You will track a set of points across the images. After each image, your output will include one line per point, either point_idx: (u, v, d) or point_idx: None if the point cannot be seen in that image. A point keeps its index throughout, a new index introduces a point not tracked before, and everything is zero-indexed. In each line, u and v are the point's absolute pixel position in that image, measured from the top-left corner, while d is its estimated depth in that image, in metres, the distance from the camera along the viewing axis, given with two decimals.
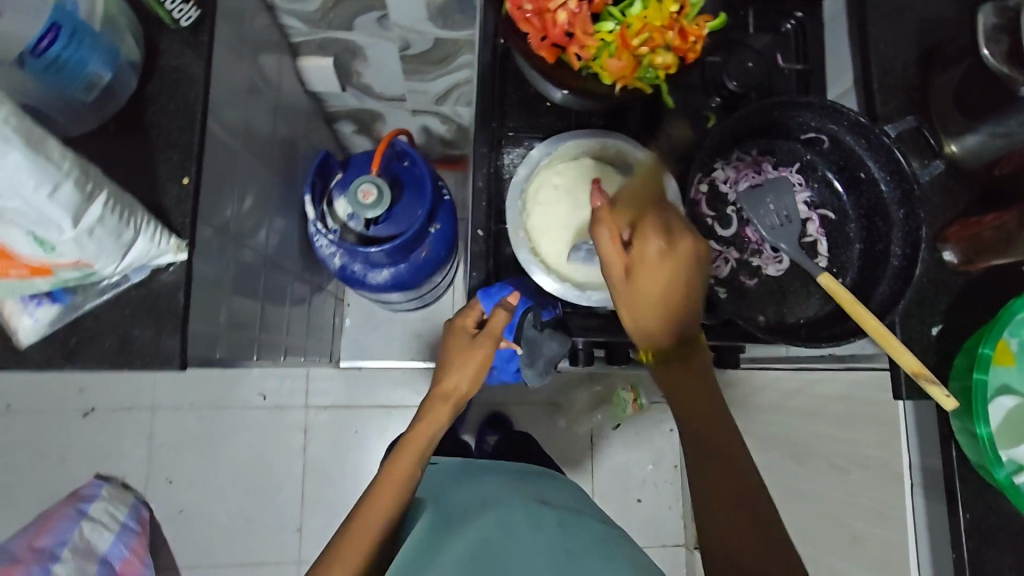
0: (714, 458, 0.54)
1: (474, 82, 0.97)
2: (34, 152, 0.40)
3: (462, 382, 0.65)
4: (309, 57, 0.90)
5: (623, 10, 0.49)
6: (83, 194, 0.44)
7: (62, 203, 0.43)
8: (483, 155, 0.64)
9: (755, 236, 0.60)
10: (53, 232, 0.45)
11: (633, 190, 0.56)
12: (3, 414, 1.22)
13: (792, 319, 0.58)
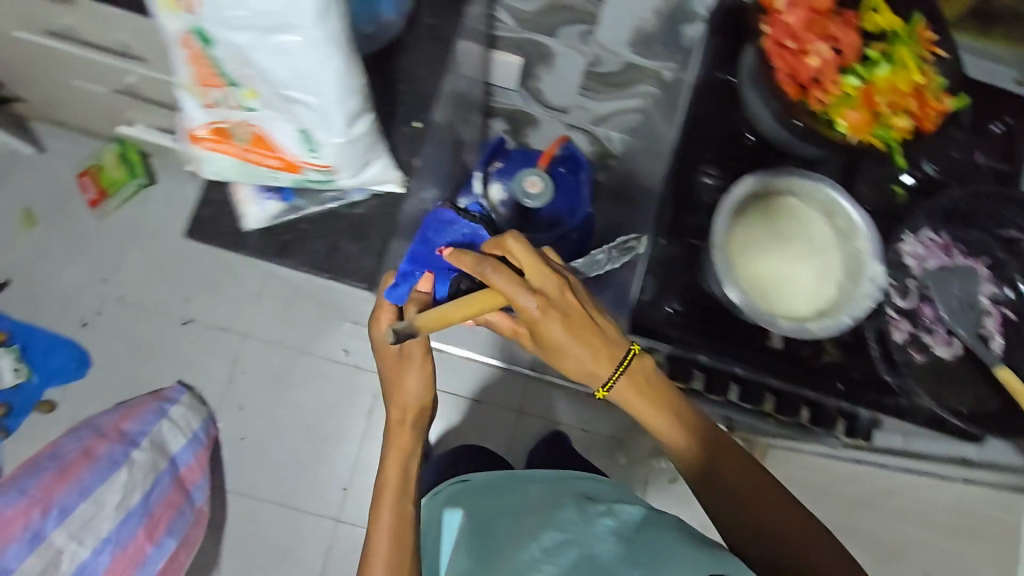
0: (729, 493, 0.63)
1: (641, 112, 1.02)
2: (348, 62, 0.45)
3: (416, 392, 0.82)
4: (501, 51, 0.95)
5: (870, 70, 0.53)
6: (361, 108, 0.49)
7: (346, 112, 0.48)
8: (678, 171, 0.64)
9: (932, 314, 0.60)
10: (324, 136, 0.50)
11: (515, 256, 0.56)
12: (114, 302, 1.30)
13: (953, 403, 0.58)
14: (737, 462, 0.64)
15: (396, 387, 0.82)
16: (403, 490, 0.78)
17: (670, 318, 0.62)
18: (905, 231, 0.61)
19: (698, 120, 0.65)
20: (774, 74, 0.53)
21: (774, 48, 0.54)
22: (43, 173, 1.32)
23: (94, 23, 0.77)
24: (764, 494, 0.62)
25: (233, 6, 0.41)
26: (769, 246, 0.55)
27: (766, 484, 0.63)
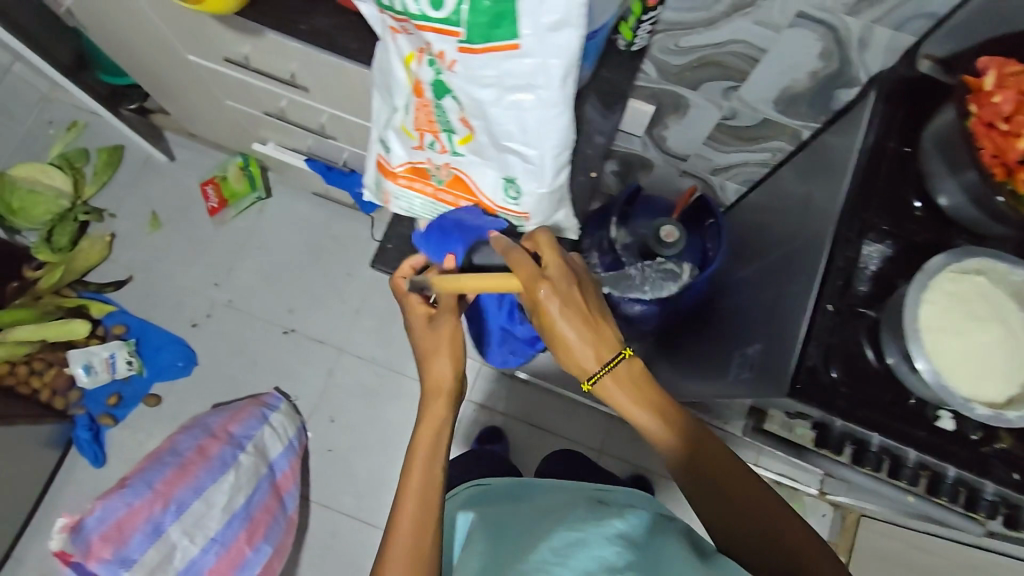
0: (718, 501, 0.59)
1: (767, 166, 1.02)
2: (571, 121, 0.47)
3: (443, 368, 0.68)
4: (635, 100, 0.96)
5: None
6: (568, 162, 0.51)
7: (557, 165, 0.50)
8: (843, 241, 0.64)
9: None
10: (529, 185, 0.52)
11: (547, 253, 0.57)
12: (223, 307, 1.37)
13: None
14: (741, 473, 0.59)
15: (425, 360, 0.69)
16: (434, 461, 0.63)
17: (834, 387, 0.61)
18: None
19: (865, 189, 0.65)
20: (982, 152, 0.56)
21: (985, 128, 0.57)
22: (172, 181, 1.43)
23: (271, 54, 0.82)
24: (767, 509, 0.57)
25: (486, 67, 0.43)
26: (969, 331, 0.54)
27: (767, 494, 0.58)
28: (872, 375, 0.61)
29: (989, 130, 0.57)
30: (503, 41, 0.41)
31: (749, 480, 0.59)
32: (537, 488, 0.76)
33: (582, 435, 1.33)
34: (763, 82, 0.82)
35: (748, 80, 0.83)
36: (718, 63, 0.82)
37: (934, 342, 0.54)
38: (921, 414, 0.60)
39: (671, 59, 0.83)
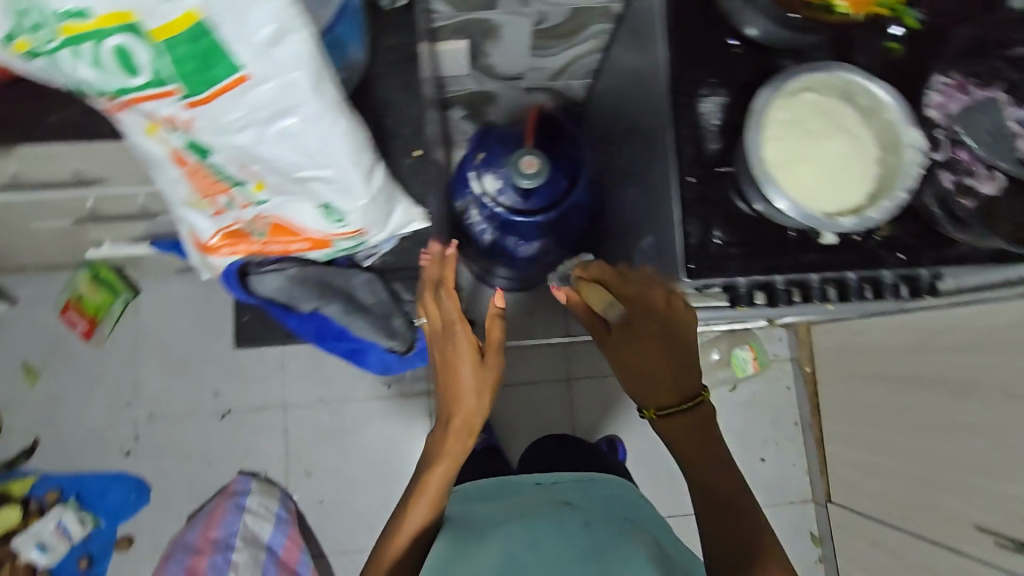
0: (708, 497, 0.68)
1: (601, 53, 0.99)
2: (351, 119, 0.43)
3: (470, 400, 0.72)
4: (445, 42, 0.92)
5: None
6: (374, 160, 0.47)
7: (362, 172, 0.45)
8: (681, 108, 0.63)
9: (969, 157, 0.60)
10: (347, 202, 0.47)
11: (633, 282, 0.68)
12: (148, 421, 1.28)
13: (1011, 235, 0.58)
14: (732, 480, 0.68)
15: (453, 393, 0.72)
16: (441, 497, 0.74)
17: (726, 252, 0.61)
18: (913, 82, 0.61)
19: (681, 48, 0.64)
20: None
21: None
22: (27, 324, 1.29)
23: (37, 163, 0.72)
24: (750, 525, 0.65)
25: (230, 109, 0.40)
26: (810, 145, 0.55)
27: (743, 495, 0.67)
28: (751, 223, 0.62)
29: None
30: (229, 76, 0.38)
31: (737, 488, 0.68)
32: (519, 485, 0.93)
33: (547, 376, 1.34)
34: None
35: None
36: None
37: (785, 177, 0.54)
38: (809, 236, 0.61)
39: None
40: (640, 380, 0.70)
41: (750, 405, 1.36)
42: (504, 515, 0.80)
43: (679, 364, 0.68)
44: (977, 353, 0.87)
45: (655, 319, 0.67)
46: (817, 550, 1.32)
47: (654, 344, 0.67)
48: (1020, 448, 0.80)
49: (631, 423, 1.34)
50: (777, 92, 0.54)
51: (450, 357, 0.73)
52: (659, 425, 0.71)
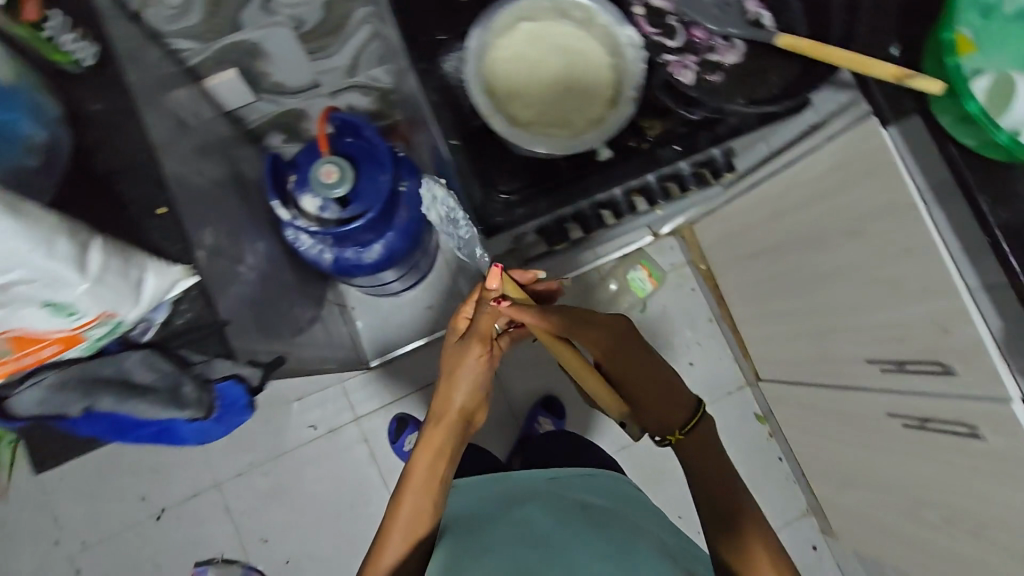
0: (711, 494, 0.69)
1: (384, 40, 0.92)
2: (14, 214, 0.39)
3: (473, 389, 0.74)
4: (212, 76, 0.87)
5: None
6: (76, 241, 0.43)
7: (64, 258, 0.42)
8: (426, 76, 0.62)
9: (702, 34, 0.64)
10: (66, 292, 0.44)
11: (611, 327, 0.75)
12: (82, 551, 1.22)
13: (767, 90, 0.61)
14: (733, 481, 0.70)
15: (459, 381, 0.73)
16: (433, 484, 0.69)
17: (512, 201, 0.61)
18: None
19: (408, 16, 0.63)
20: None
21: None
22: None
23: None
24: (750, 522, 0.66)
25: None
26: (529, 78, 0.64)
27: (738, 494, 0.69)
28: (529, 165, 0.62)
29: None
30: None
31: (741, 490, 0.69)
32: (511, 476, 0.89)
33: None
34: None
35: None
36: None
37: (518, 110, 0.63)
38: (586, 156, 0.62)
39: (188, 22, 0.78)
40: (648, 407, 0.73)
41: (663, 319, 1.40)
42: (506, 508, 0.78)
43: (678, 395, 0.74)
44: (815, 205, 0.90)
45: (631, 342, 0.75)
46: (764, 429, 1.38)
47: (642, 364, 0.74)
48: (871, 278, 0.85)
49: (559, 377, 1.35)
50: (488, 36, 0.63)
51: (460, 350, 0.74)
52: (682, 449, 0.72)
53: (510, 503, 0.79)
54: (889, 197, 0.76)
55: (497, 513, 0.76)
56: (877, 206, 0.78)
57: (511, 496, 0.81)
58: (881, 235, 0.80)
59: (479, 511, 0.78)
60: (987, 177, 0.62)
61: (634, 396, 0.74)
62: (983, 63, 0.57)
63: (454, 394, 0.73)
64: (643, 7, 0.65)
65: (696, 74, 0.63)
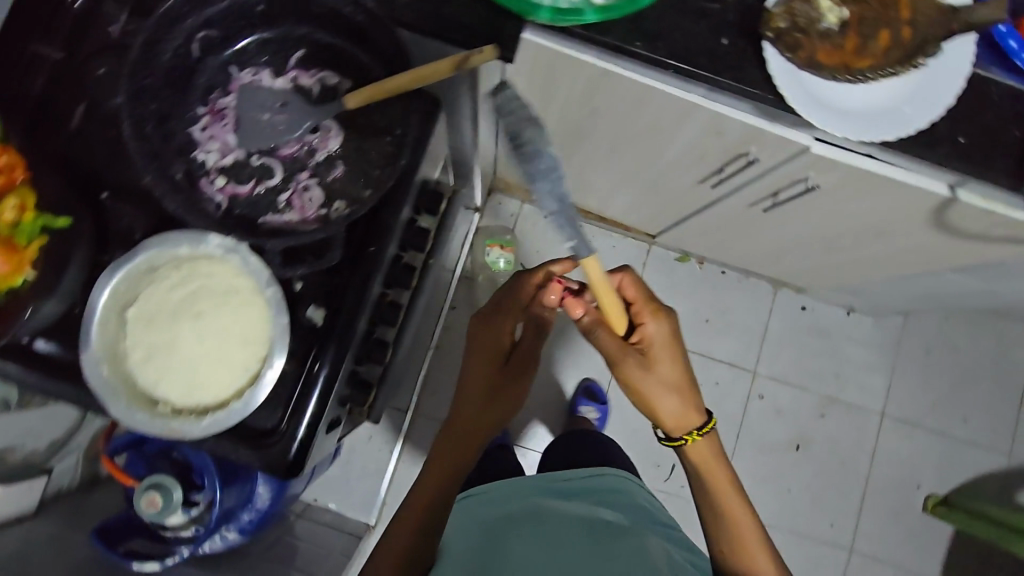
0: (713, 495, 0.84)
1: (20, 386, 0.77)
2: None
3: (505, 397, 0.85)
4: None
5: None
6: None
7: None
8: None
9: (293, 147, 0.54)
10: None
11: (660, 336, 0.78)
12: None
13: (389, 142, 0.55)
14: (733, 500, 0.83)
15: (488, 383, 0.84)
16: (442, 494, 0.82)
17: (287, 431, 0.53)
18: (181, 157, 0.52)
19: None
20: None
21: None
22: None
23: None
24: (742, 533, 0.82)
25: None
26: (177, 358, 0.47)
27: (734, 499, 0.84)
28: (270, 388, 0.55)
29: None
30: None
31: (734, 504, 0.83)
32: (535, 480, 0.95)
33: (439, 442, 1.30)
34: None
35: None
36: None
37: (213, 390, 0.46)
38: (297, 328, 0.54)
39: None
40: (648, 395, 0.78)
41: (546, 262, 1.37)
42: (510, 523, 0.82)
43: (688, 412, 0.80)
44: (548, 112, 0.86)
45: (669, 353, 0.78)
46: (693, 263, 1.39)
47: (663, 369, 0.78)
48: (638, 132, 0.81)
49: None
50: (104, 355, 0.45)
51: (496, 344, 0.83)
52: (692, 445, 0.82)
53: (523, 514, 0.84)
54: (584, 78, 0.71)
55: (504, 527, 0.81)
56: (584, 88, 0.74)
57: (519, 506, 0.87)
58: (611, 102, 0.76)
59: (481, 526, 0.84)
60: (627, 26, 0.58)
61: (641, 386, 0.78)
62: None
63: (478, 393, 0.84)
64: (217, 174, 0.53)
65: (321, 187, 0.54)
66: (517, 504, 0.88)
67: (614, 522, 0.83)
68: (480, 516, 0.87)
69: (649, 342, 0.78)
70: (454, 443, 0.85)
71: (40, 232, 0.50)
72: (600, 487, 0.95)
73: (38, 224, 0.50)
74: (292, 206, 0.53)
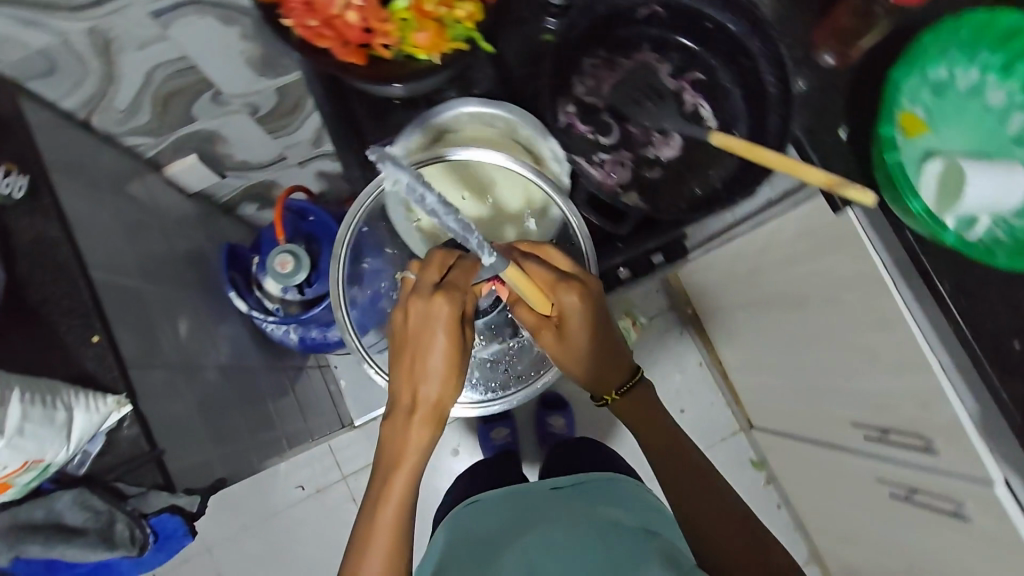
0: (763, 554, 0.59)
1: (286, 126, 0.89)
2: None
3: (431, 387, 0.56)
4: (172, 163, 0.88)
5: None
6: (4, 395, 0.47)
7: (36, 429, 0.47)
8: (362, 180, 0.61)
9: (638, 129, 0.59)
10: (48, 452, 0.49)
11: (585, 314, 0.55)
12: None
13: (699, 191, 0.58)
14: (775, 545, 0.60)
15: (409, 358, 0.55)
16: (398, 541, 0.57)
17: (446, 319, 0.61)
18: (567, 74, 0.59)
19: (341, 120, 0.60)
20: (332, 51, 0.48)
21: (308, 11, 0.46)
22: None
23: None
24: None
25: None
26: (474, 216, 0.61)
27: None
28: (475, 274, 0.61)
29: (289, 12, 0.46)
30: None
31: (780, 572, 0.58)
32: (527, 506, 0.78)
33: None
34: (207, 51, 0.68)
35: (168, 35, 0.64)
36: (176, 91, 0.73)
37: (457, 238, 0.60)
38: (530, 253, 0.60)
39: (136, 121, 0.75)
40: (575, 357, 0.59)
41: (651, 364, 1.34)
42: (495, 545, 0.71)
43: (610, 344, 0.60)
44: (795, 263, 0.87)
45: (597, 309, 0.55)
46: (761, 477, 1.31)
47: (587, 332, 0.56)
48: (873, 347, 0.77)
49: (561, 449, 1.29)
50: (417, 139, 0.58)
51: (419, 325, 0.54)
52: (619, 405, 0.66)
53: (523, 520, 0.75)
54: (813, 265, 0.83)
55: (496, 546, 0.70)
56: (848, 276, 0.75)
57: (525, 516, 0.75)
58: (857, 307, 0.76)
59: (481, 545, 0.72)
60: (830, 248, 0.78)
61: (567, 360, 0.60)
62: (931, 145, 0.58)
63: (400, 403, 0.57)
64: (574, 102, 0.59)
65: (633, 172, 0.59)
66: (510, 522, 0.76)
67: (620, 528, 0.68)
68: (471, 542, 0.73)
69: (569, 318, 0.55)
70: (396, 445, 0.57)
71: (464, 38, 0.50)
72: (592, 491, 0.81)
73: (469, 35, 0.50)
74: (602, 166, 0.59)
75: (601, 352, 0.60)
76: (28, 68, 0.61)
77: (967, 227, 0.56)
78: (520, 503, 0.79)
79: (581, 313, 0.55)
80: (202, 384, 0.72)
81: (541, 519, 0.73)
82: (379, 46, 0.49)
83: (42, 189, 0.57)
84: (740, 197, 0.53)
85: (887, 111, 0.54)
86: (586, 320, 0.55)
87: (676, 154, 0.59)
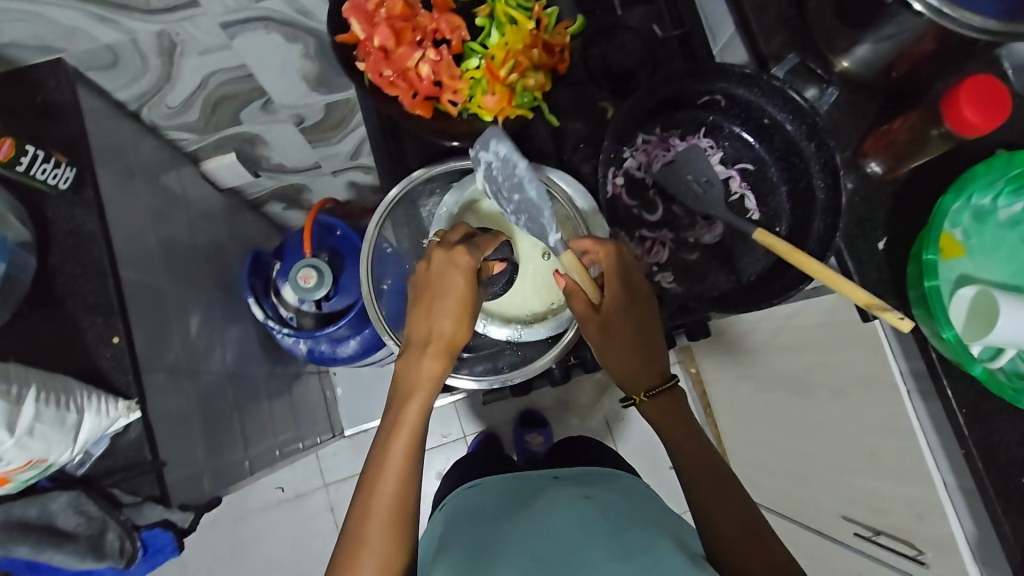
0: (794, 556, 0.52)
1: (327, 138, 0.90)
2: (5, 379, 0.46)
3: (444, 323, 0.55)
4: (211, 158, 0.88)
5: (483, 42, 0.51)
6: (21, 391, 0.46)
7: (47, 432, 0.47)
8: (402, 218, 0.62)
9: (683, 211, 0.60)
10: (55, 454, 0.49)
11: (625, 297, 0.54)
12: None
13: (737, 280, 0.59)
14: None
15: (425, 305, 0.56)
16: (402, 495, 0.53)
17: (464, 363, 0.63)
18: (622, 148, 0.59)
19: (392, 159, 0.64)
20: (399, 100, 0.52)
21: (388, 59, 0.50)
22: None
23: None
24: None
25: None
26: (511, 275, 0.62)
27: None
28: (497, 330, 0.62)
29: (364, 56, 0.50)
30: None
31: None
32: (530, 488, 0.71)
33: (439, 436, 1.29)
34: (268, 63, 0.69)
35: (233, 45, 0.64)
36: (228, 95, 0.74)
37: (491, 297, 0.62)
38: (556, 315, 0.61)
39: (184, 116, 0.76)
40: (618, 351, 0.55)
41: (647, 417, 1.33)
42: (496, 521, 0.64)
43: (654, 340, 0.56)
44: (810, 350, 0.87)
45: (636, 294, 0.55)
46: None
47: (628, 319, 0.54)
48: (876, 449, 0.77)
49: None
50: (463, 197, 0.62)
51: (437, 271, 0.56)
52: (645, 409, 0.58)
53: (510, 508, 0.66)
54: (827, 356, 0.83)
55: (498, 522, 0.63)
56: (862, 375, 0.75)
57: (520, 496, 0.69)
58: (866, 406, 0.76)
59: (480, 521, 0.65)
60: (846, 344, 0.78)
61: (606, 355, 0.56)
62: (966, 269, 0.59)
63: (414, 351, 0.56)
64: (623, 173, 0.60)
65: (672, 252, 0.60)
66: (509, 500, 0.69)
67: (632, 512, 0.61)
68: (469, 521, 0.66)
69: (613, 308, 0.54)
70: (409, 379, 0.56)
71: (530, 106, 0.55)
72: (598, 476, 0.74)
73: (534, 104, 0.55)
74: (642, 244, 0.60)
75: (644, 348, 0.56)
76: (91, 59, 0.61)
77: (991, 360, 0.57)
78: (519, 485, 0.73)
79: (621, 296, 0.54)
80: (206, 387, 0.72)
81: (548, 497, 0.66)
82: (447, 102, 0.53)
83: (87, 183, 0.58)
84: (777, 300, 0.53)
85: (931, 236, 0.55)
86: (624, 306, 0.54)
87: (716, 240, 0.60)
